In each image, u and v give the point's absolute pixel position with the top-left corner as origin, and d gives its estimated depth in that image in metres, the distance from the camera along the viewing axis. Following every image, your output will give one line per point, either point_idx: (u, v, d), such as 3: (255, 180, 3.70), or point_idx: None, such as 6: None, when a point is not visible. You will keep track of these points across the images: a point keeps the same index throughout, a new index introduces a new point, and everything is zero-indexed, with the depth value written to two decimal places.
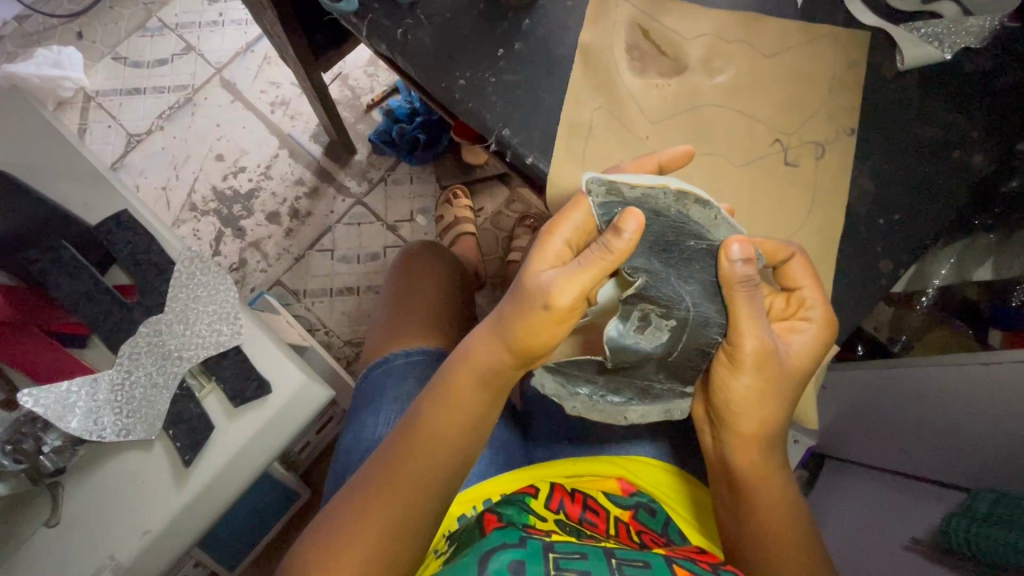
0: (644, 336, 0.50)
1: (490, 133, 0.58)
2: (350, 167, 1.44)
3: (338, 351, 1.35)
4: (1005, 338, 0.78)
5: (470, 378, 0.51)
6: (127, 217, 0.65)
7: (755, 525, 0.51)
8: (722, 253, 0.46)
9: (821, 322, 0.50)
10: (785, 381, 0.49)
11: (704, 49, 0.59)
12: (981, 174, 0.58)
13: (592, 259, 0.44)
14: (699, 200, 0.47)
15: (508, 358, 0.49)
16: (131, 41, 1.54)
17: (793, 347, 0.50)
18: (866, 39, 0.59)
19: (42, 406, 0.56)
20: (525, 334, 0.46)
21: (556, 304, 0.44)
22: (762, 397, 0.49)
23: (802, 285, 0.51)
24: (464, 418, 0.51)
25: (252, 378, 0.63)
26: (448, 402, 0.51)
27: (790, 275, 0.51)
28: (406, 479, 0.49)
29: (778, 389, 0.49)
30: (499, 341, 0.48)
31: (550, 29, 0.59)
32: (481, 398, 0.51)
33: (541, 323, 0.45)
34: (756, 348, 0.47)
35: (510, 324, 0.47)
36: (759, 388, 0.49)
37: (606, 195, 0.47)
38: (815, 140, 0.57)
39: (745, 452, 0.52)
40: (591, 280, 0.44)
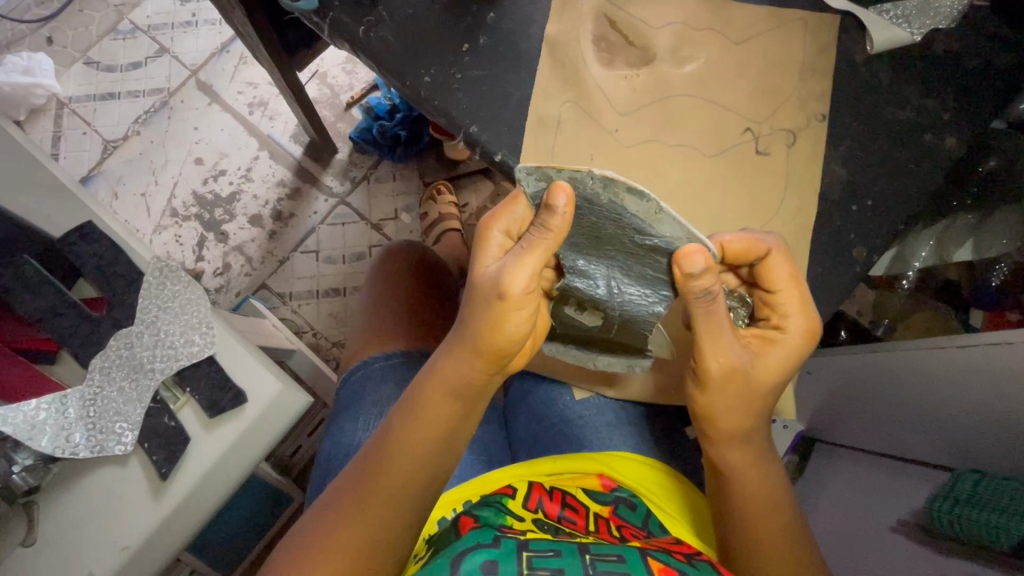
0: (582, 317, 0.54)
1: (458, 129, 0.57)
2: (331, 166, 1.43)
3: (326, 352, 1.34)
4: (987, 319, 0.78)
5: (439, 392, 0.49)
6: (92, 228, 0.64)
7: (741, 519, 0.51)
8: (682, 261, 0.45)
9: (796, 333, 0.49)
10: (756, 393, 0.49)
11: (672, 38, 0.58)
12: (954, 156, 0.57)
13: (534, 242, 0.44)
14: (631, 190, 0.44)
15: (476, 362, 0.48)
16: (102, 45, 1.51)
17: (768, 358, 0.48)
18: (836, 22, 0.58)
19: (9, 426, 0.55)
20: (487, 331, 0.46)
21: (511, 291, 0.44)
22: (738, 410, 0.49)
23: (781, 284, 0.49)
24: (435, 428, 0.50)
25: (227, 388, 0.62)
26: (418, 415, 0.50)
27: (769, 274, 0.49)
28: (379, 490, 0.49)
29: (751, 398, 0.49)
30: (462, 346, 0.48)
31: (516, 22, 0.58)
32: (454, 410, 0.50)
33: (501, 315, 0.45)
34: (721, 368, 0.47)
35: (467, 327, 0.47)
36: (731, 400, 0.48)
37: (535, 184, 0.47)
38: (786, 127, 0.57)
39: (730, 454, 0.52)
40: (535, 258, 0.44)
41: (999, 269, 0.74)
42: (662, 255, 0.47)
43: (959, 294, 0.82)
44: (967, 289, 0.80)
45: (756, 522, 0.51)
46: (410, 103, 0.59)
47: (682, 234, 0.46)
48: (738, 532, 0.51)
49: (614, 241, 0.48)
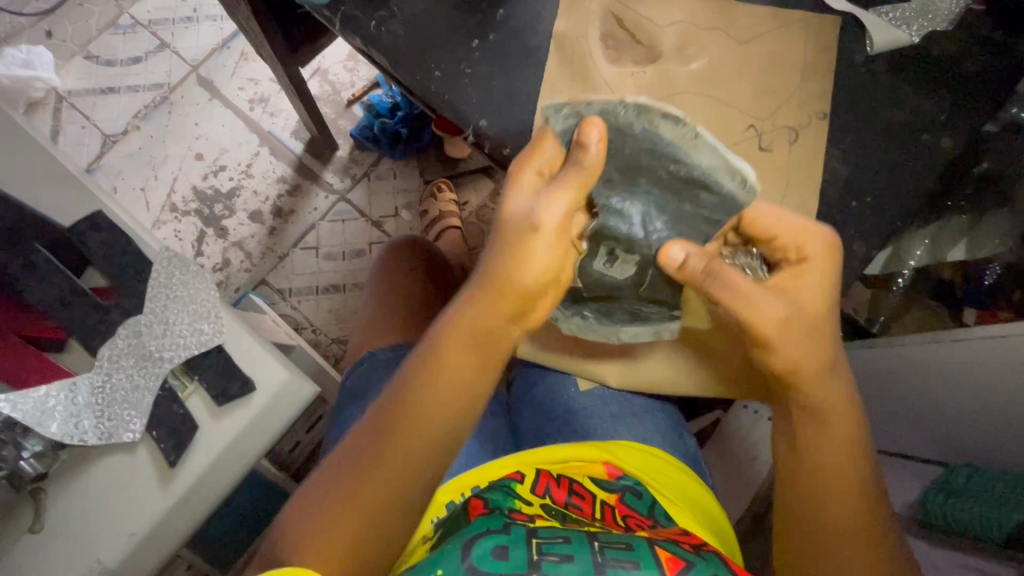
0: (613, 269, 0.54)
1: (467, 123, 0.58)
2: (331, 163, 1.43)
3: (325, 348, 1.34)
4: (978, 317, 0.78)
5: (466, 334, 0.50)
6: (101, 218, 0.64)
7: (807, 469, 0.53)
8: (665, 257, 0.48)
9: (818, 258, 0.49)
10: (815, 325, 0.49)
11: (678, 36, 0.59)
12: (951, 156, 0.58)
13: (569, 175, 0.46)
14: (666, 116, 0.47)
15: (504, 304, 0.49)
16: (102, 40, 1.51)
17: (807, 285, 0.49)
18: (837, 23, 0.59)
19: (19, 412, 0.56)
20: (520, 266, 0.47)
21: (545, 221, 0.46)
22: (807, 349, 0.49)
23: (776, 227, 0.49)
24: (457, 376, 0.51)
25: (235, 376, 0.62)
26: (443, 362, 0.51)
27: (756, 226, 0.50)
28: (398, 443, 0.50)
29: (814, 335, 0.49)
30: (488, 285, 0.49)
31: (525, 19, 0.59)
32: (477, 360, 0.51)
33: (533, 248, 0.47)
34: (779, 318, 0.47)
35: (494, 265, 0.48)
36: (783, 336, 0.48)
37: (565, 118, 0.49)
38: (788, 125, 0.58)
39: (811, 392, 0.51)
40: (570, 191, 0.46)
41: (991, 269, 0.77)
42: (700, 187, 0.49)
43: (953, 292, 0.83)
44: (960, 287, 0.82)
45: (836, 469, 0.52)
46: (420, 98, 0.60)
47: (720, 161, 0.48)
48: (818, 482, 0.53)
49: (649, 172, 0.49)
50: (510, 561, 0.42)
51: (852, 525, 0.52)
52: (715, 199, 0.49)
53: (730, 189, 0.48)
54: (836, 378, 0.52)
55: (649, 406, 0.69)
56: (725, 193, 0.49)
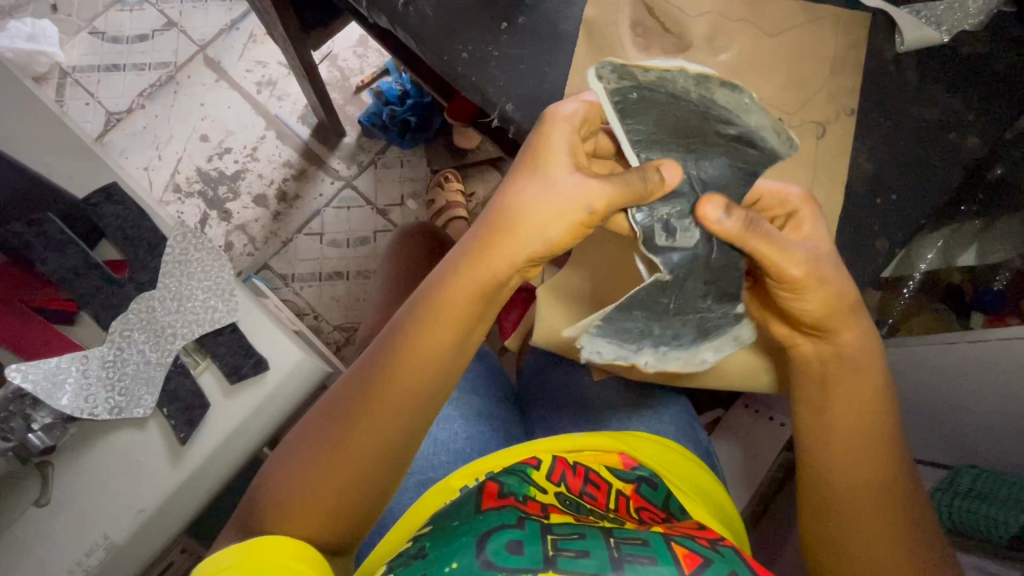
0: (680, 243, 0.50)
1: (493, 107, 0.58)
2: (339, 149, 1.42)
3: (327, 335, 1.33)
4: (987, 322, 0.78)
5: (471, 284, 0.49)
6: (116, 190, 0.63)
7: (840, 445, 0.53)
8: (705, 213, 0.46)
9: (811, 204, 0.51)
10: (834, 263, 0.48)
11: (707, 27, 0.59)
12: (974, 156, 0.59)
13: (630, 182, 0.46)
14: (723, 85, 0.51)
15: (513, 262, 0.48)
16: (108, 16, 1.48)
17: (809, 226, 0.50)
18: (867, 20, 0.59)
19: (31, 382, 0.55)
20: (540, 231, 0.47)
21: (591, 211, 0.46)
22: (829, 290, 0.48)
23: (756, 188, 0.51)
24: (451, 329, 0.50)
25: (249, 355, 0.62)
26: (439, 311, 0.50)
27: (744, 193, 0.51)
28: (389, 390, 0.50)
29: (837, 274, 0.48)
30: (504, 241, 0.48)
31: (554, 4, 0.59)
32: (475, 313, 0.50)
33: (566, 219, 0.46)
34: (805, 267, 0.47)
35: (517, 221, 0.47)
36: (811, 276, 0.47)
37: (618, 80, 0.49)
38: (816, 120, 0.58)
39: (840, 331, 0.51)
40: (621, 194, 0.45)
41: (1001, 276, 0.78)
42: (744, 145, 0.51)
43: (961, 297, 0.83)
44: (969, 292, 0.82)
45: (852, 446, 0.52)
46: (444, 79, 0.59)
47: (766, 121, 0.51)
48: (832, 457, 0.53)
49: (700, 132, 0.51)
50: (526, 555, 0.41)
51: (867, 502, 0.52)
52: (758, 156, 0.51)
53: (771, 149, 0.51)
54: (862, 333, 0.51)
55: (663, 398, 0.69)
56: (768, 149, 0.51)
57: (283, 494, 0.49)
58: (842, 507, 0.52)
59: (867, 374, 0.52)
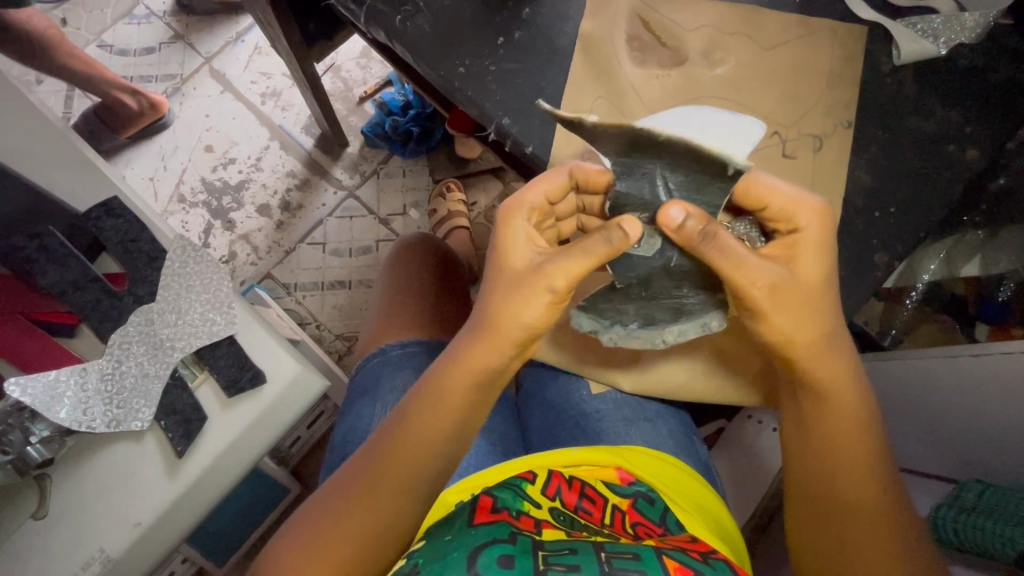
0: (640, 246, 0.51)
1: (490, 121, 0.58)
2: (341, 159, 1.43)
3: (329, 345, 1.34)
4: (992, 333, 0.76)
5: (465, 372, 0.50)
6: (117, 204, 0.64)
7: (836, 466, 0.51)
8: (661, 219, 0.45)
9: (820, 232, 0.48)
10: (812, 297, 0.47)
11: (704, 41, 0.59)
12: (975, 168, 0.58)
13: (590, 247, 0.45)
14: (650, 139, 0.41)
15: (501, 348, 0.49)
16: (116, 29, 1.50)
17: (804, 256, 0.48)
18: (864, 33, 0.59)
19: (29, 396, 0.55)
20: (520, 320, 0.48)
21: (558, 290, 0.46)
22: (795, 318, 0.47)
23: (771, 194, 0.49)
24: (449, 411, 0.51)
25: (246, 368, 0.62)
26: (438, 398, 0.51)
27: (747, 192, 0.49)
28: (395, 462, 0.50)
29: (809, 305, 0.47)
30: (485, 333, 0.49)
31: (550, 18, 0.59)
32: (472, 396, 0.51)
33: (536, 301, 0.47)
34: (764, 285, 0.45)
35: (495, 311, 0.49)
36: (768, 295, 0.46)
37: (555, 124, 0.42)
38: (813, 132, 0.58)
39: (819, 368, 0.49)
40: (577, 265, 0.46)
41: (1005, 284, 0.76)
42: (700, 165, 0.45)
43: (965, 308, 0.81)
44: (973, 303, 0.79)
45: (841, 469, 0.51)
46: (441, 92, 0.59)
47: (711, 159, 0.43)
48: (829, 476, 0.52)
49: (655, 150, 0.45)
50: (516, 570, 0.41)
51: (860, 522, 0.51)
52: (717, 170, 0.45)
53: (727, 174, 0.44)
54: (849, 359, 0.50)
55: (661, 411, 0.69)
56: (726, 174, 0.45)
57: (307, 539, 0.49)
58: (828, 522, 0.52)
59: (852, 400, 0.51)
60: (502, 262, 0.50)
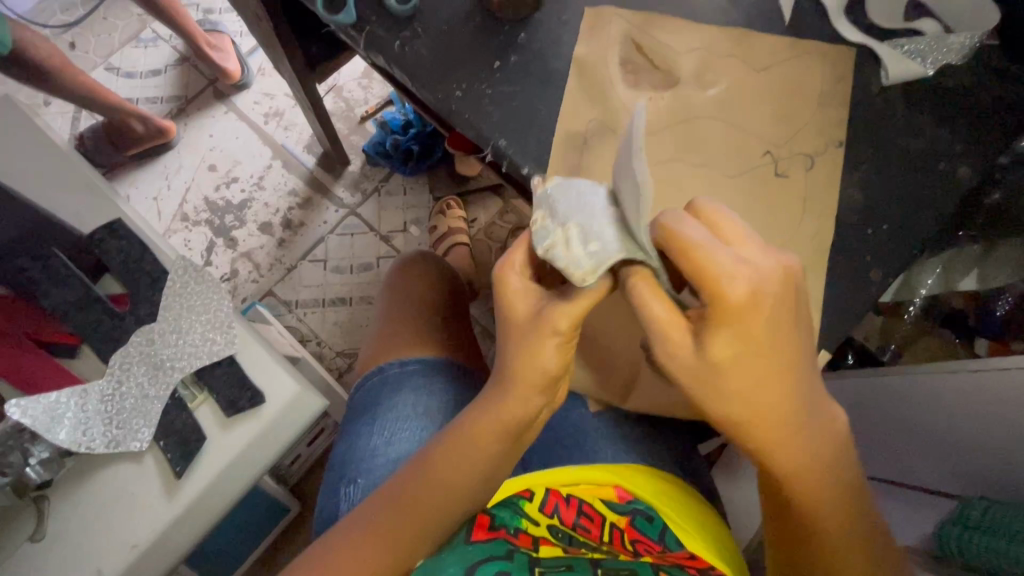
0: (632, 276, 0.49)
1: (487, 143, 0.59)
2: (342, 177, 1.44)
3: (330, 362, 1.34)
4: (992, 347, 0.78)
5: (492, 426, 0.49)
6: (120, 226, 0.65)
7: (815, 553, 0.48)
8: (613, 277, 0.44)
9: (738, 308, 0.40)
10: (732, 380, 0.42)
11: (696, 63, 0.60)
12: (966, 185, 0.59)
13: (586, 287, 0.44)
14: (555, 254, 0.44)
15: (531, 398, 0.48)
16: (124, 52, 1.54)
17: (711, 333, 0.40)
18: (852, 54, 0.60)
19: (29, 417, 0.56)
20: (542, 369, 0.46)
21: (562, 331, 0.44)
22: (703, 395, 0.43)
23: (695, 254, 0.40)
24: (483, 459, 0.50)
25: (246, 388, 0.62)
26: (466, 445, 0.49)
27: (679, 256, 0.40)
28: (423, 497, 0.49)
29: (739, 394, 0.42)
30: (508, 385, 0.47)
31: (545, 43, 0.60)
32: (501, 442, 0.50)
33: (552, 350, 0.45)
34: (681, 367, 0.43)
35: (511, 364, 0.47)
36: (689, 375, 0.43)
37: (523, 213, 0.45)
38: (805, 152, 0.59)
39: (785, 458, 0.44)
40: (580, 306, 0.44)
41: (1004, 298, 0.77)
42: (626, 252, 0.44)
43: (965, 322, 0.82)
44: (973, 317, 0.81)
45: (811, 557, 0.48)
46: (438, 113, 0.60)
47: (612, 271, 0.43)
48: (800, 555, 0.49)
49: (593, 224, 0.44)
50: None
51: None
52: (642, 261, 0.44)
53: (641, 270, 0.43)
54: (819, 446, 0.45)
55: (661, 429, 0.69)
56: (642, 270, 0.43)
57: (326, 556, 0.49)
58: None
59: (818, 475, 0.45)
60: (507, 318, 0.47)
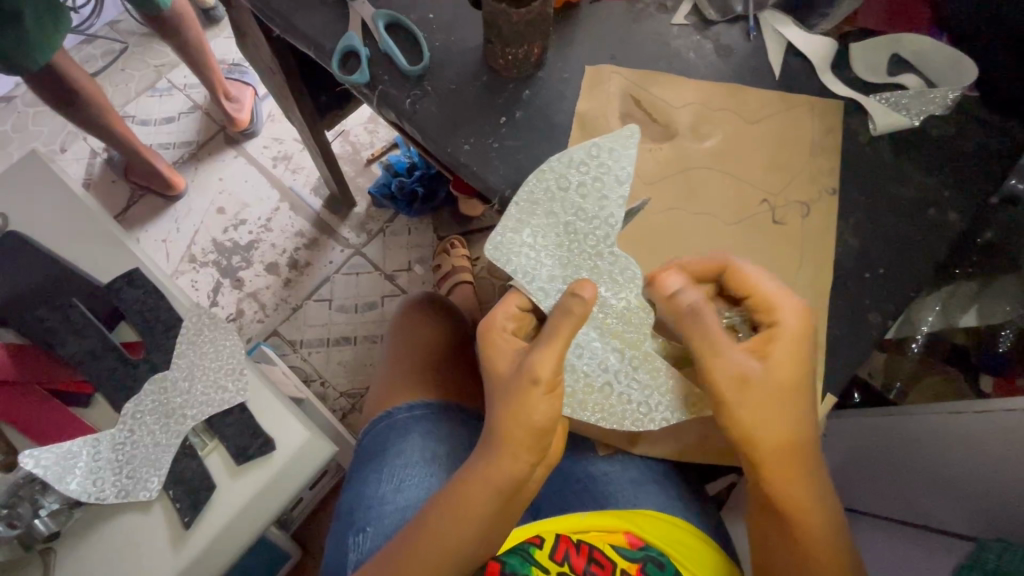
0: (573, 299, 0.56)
1: (494, 193, 0.61)
2: (348, 218, 1.48)
3: (333, 402, 1.34)
4: (996, 385, 0.77)
5: (483, 483, 0.50)
6: (136, 275, 0.67)
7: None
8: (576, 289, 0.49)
9: (788, 327, 0.50)
10: (779, 387, 0.49)
11: (692, 116, 0.64)
12: (956, 231, 0.61)
13: (556, 329, 0.49)
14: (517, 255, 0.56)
15: (519, 452, 0.49)
16: (139, 101, 1.60)
17: (780, 352, 0.49)
18: (840, 107, 0.64)
19: (41, 467, 0.57)
20: (529, 420, 0.49)
21: (541, 377, 0.48)
22: (759, 414, 0.49)
23: (757, 284, 0.52)
24: (476, 518, 0.50)
25: (256, 435, 0.62)
26: (463, 502, 0.50)
27: (738, 283, 0.52)
28: (425, 548, 0.51)
29: (774, 403, 0.49)
30: (497, 441, 0.49)
31: (548, 99, 0.64)
32: (495, 501, 0.50)
33: (532, 402, 0.48)
34: (727, 377, 0.49)
35: (498, 417, 0.49)
36: (733, 385, 0.49)
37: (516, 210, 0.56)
38: (800, 199, 0.61)
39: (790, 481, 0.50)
40: (554, 351, 0.49)
41: (1006, 333, 0.77)
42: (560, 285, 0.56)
43: (968, 357, 0.82)
44: (974, 352, 0.81)
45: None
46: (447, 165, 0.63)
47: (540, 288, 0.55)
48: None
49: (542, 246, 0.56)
50: None
51: None
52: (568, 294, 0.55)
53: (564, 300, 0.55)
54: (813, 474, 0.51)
55: (670, 471, 0.69)
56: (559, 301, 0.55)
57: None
58: None
59: (819, 491, 0.51)
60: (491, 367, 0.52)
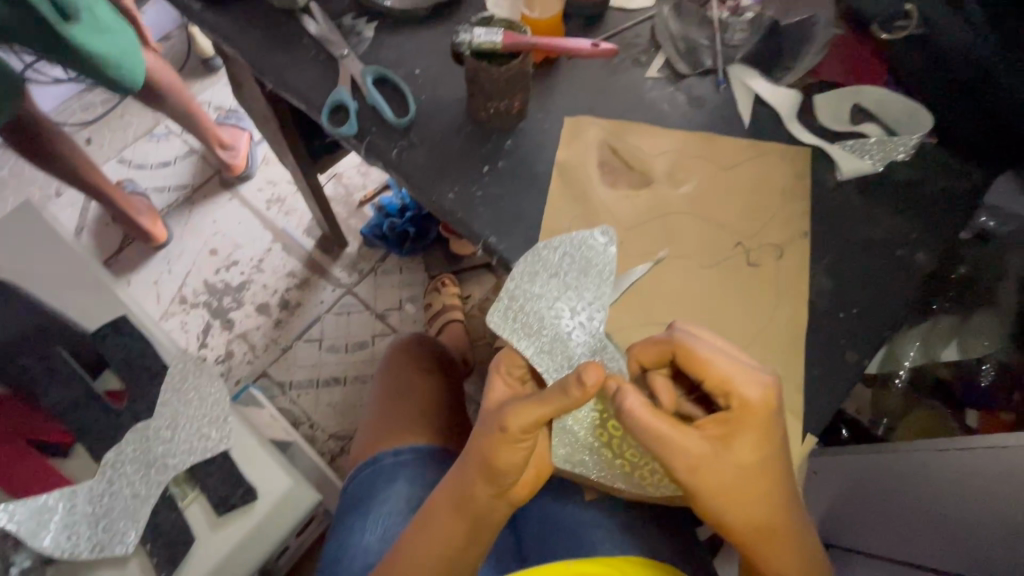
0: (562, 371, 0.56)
1: (478, 239, 0.63)
2: (340, 259, 1.49)
3: (322, 445, 1.31)
4: (981, 419, 0.78)
5: (452, 508, 0.52)
6: (123, 323, 0.67)
7: None
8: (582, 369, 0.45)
9: (747, 408, 0.47)
10: (741, 473, 0.47)
11: (668, 163, 0.66)
12: (926, 270, 0.63)
13: (545, 398, 0.47)
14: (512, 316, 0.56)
15: (482, 487, 0.51)
16: (136, 146, 1.64)
17: (740, 442, 0.47)
18: (808, 154, 0.67)
19: (15, 523, 0.55)
20: (498, 463, 0.49)
21: (508, 428, 0.47)
22: (727, 501, 0.47)
23: (710, 363, 0.49)
24: (442, 542, 0.53)
25: (238, 485, 0.61)
26: (432, 526, 0.53)
27: (690, 363, 0.49)
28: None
29: (740, 488, 0.47)
30: (466, 470, 0.51)
31: (529, 149, 0.67)
32: (460, 527, 0.53)
33: (499, 451, 0.48)
34: (687, 468, 0.47)
35: (470, 452, 0.51)
36: (693, 473, 0.47)
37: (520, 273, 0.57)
38: (773, 242, 0.63)
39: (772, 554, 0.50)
40: (533, 412, 0.47)
41: (985, 367, 0.77)
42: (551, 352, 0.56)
43: (952, 391, 0.82)
44: (957, 387, 0.80)
45: None
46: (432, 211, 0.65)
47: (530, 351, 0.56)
48: None
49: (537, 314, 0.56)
50: None
51: None
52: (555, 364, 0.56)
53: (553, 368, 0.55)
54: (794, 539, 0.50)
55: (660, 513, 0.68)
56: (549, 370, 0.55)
57: None
58: None
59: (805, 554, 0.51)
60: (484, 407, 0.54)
